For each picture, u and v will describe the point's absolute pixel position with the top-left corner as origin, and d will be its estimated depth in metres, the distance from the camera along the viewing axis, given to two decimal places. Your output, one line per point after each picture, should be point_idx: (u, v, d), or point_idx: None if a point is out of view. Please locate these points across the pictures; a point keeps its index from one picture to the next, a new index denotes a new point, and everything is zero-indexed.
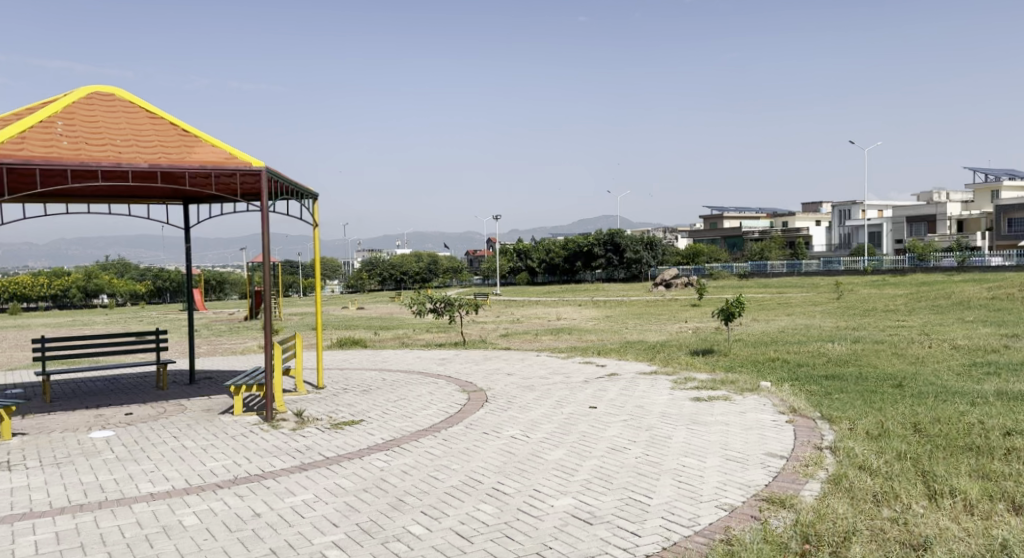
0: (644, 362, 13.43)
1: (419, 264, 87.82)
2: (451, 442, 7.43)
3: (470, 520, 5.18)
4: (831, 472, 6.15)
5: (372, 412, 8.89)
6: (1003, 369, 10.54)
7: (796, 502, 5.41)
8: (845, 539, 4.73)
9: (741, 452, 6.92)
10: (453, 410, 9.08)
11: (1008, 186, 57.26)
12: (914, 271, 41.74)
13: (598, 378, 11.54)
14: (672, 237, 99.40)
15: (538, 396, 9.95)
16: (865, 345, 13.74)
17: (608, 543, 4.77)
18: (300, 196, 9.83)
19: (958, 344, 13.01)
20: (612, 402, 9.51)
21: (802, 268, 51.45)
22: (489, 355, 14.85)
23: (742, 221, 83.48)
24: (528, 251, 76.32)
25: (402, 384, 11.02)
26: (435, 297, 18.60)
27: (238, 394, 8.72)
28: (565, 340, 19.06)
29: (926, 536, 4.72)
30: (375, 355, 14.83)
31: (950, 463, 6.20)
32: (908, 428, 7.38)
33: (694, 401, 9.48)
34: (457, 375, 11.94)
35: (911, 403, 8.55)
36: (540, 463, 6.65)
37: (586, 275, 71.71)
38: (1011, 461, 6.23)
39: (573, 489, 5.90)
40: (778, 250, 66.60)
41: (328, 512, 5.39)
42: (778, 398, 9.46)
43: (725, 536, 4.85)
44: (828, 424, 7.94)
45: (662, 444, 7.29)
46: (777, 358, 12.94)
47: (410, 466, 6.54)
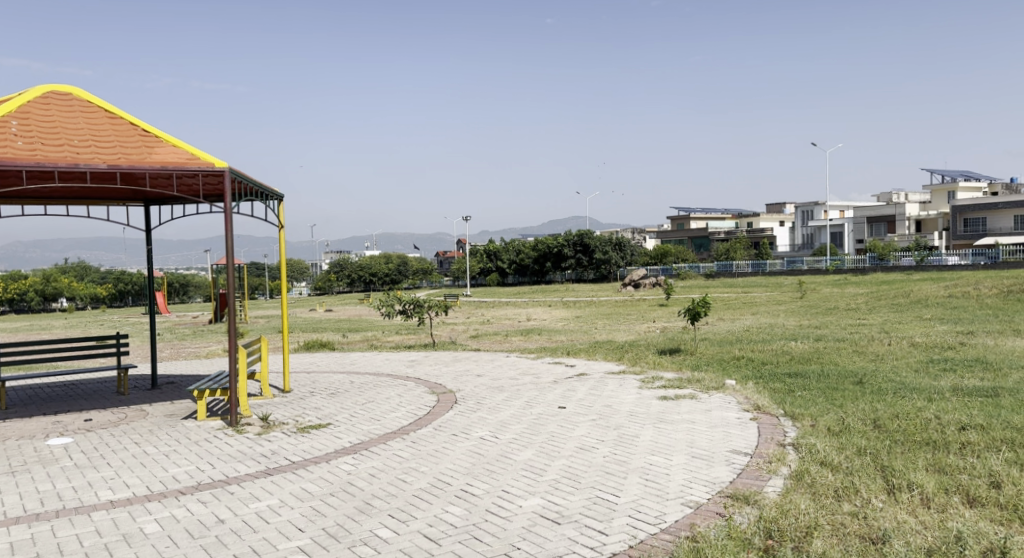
0: (612, 362, 13.54)
1: (389, 266, 87.33)
2: (420, 444, 7.41)
3: (438, 522, 5.16)
4: (793, 467, 6.28)
5: (340, 415, 8.81)
6: (959, 365, 10.81)
7: (759, 498, 5.51)
8: (807, 534, 4.83)
9: (706, 450, 7.01)
10: (422, 411, 9.05)
11: (964, 188, 58.96)
12: (874, 271, 42.76)
13: (567, 378, 11.60)
14: (640, 238, 100.39)
15: (508, 397, 9.97)
16: (828, 343, 14.03)
17: (575, 542, 4.80)
18: (265, 197, 9.69)
19: (916, 342, 13.36)
20: (581, 402, 9.56)
21: (766, 268, 52.29)
22: (456, 356, 14.82)
23: (708, 222, 84.70)
24: (498, 251, 76.73)
25: (371, 386, 10.94)
26: (404, 298, 18.45)
27: (202, 399, 8.57)
28: (535, 340, 19.21)
29: (885, 530, 4.84)
30: (344, 358, 14.69)
31: (907, 458, 6.37)
32: (868, 424, 7.56)
33: (662, 400, 9.57)
34: (426, 377, 11.88)
35: (873, 400, 8.73)
36: (509, 464, 6.66)
37: (556, 276, 72.10)
38: (966, 455, 6.41)
39: (542, 489, 5.92)
40: (744, 250, 67.56)
41: (293, 516, 5.33)
42: (746, 396, 9.56)
43: (690, 533, 4.92)
44: (793, 421, 8.07)
45: (629, 443, 7.35)
46: (742, 356, 13.15)
47: (379, 469, 6.51)
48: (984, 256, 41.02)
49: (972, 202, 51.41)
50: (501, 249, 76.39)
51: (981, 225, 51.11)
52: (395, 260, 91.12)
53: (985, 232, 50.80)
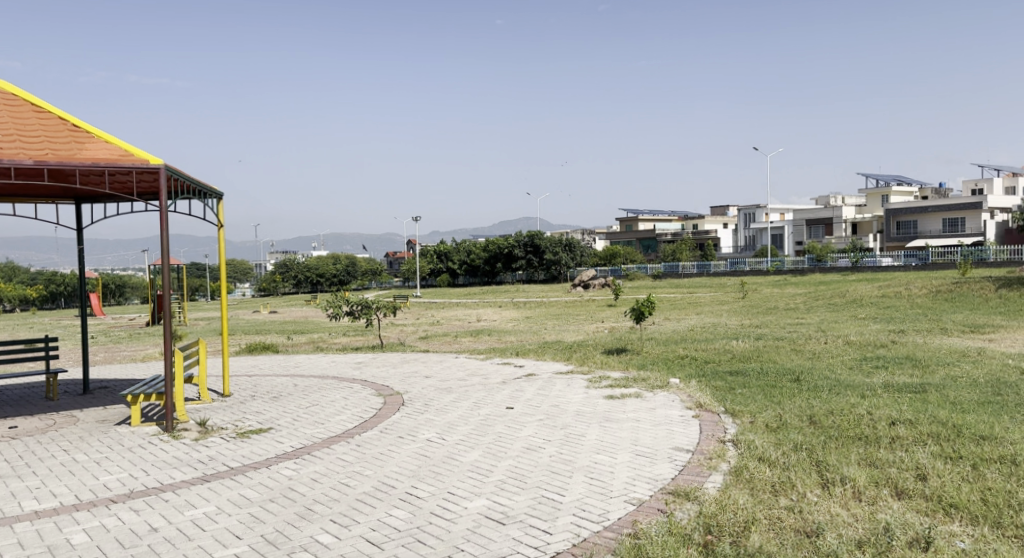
0: (560, 362, 13.64)
1: (337, 266, 86.09)
2: (365, 447, 7.30)
3: (381, 526, 5.10)
4: (733, 463, 6.43)
5: (282, 419, 8.63)
6: (890, 363, 11.25)
7: (700, 494, 5.62)
8: (745, 528, 4.95)
9: (650, 448, 7.12)
10: (368, 414, 8.93)
11: (896, 192, 61.51)
12: (813, 271, 44.24)
13: (515, 379, 11.65)
14: (590, 239, 101.57)
15: (455, 399, 9.92)
16: (767, 342, 14.44)
17: (519, 542, 4.80)
18: (204, 195, 9.43)
19: (850, 340, 13.86)
20: (528, 402, 9.58)
21: (711, 268, 53.47)
22: (405, 357, 14.69)
23: (656, 224, 86.27)
24: (449, 252, 76.74)
25: (315, 389, 10.75)
26: (351, 299, 18.08)
27: (136, 404, 8.28)
28: (486, 341, 19.31)
29: (819, 523, 4.98)
30: (287, 361, 14.40)
31: (840, 452, 6.60)
32: (804, 421, 7.79)
33: (608, 399, 9.70)
34: (373, 379, 11.74)
35: (809, 397, 9.00)
36: (455, 465, 6.62)
37: (506, 276, 72.23)
38: (895, 449, 6.67)
39: (487, 489, 5.91)
40: (689, 251, 69.05)
41: (231, 524, 5.19)
42: (689, 394, 9.75)
43: (632, 530, 4.98)
44: (733, 418, 8.27)
45: (575, 442, 7.40)
46: (686, 355, 13.45)
47: (321, 474, 6.40)
48: (915, 257, 42.89)
49: (904, 206, 53.71)
50: (452, 250, 76.31)
51: (912, 228, 53.39)
52: (343, 260, 89.89)
53: (915, 235, 53.15)
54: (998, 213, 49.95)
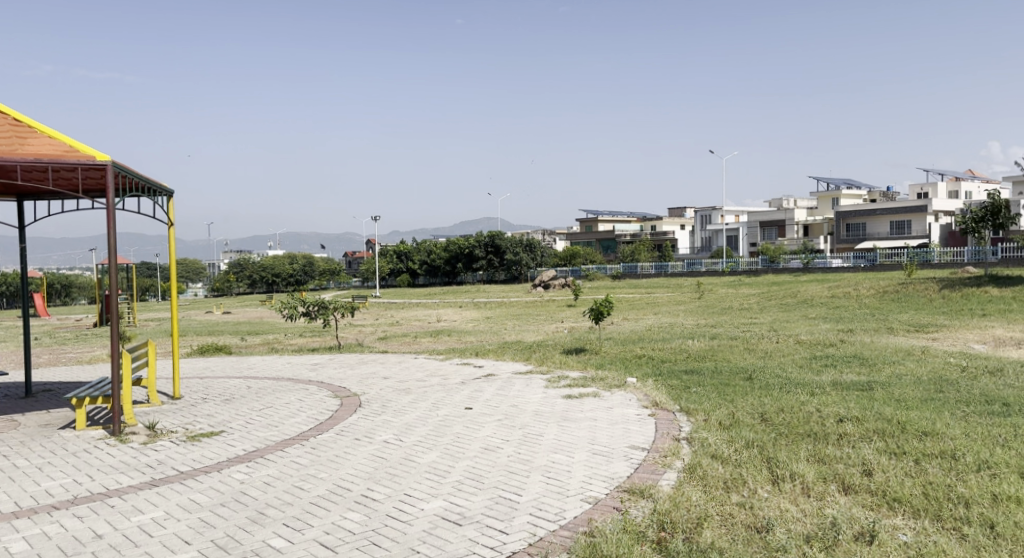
0: (519, 362, 13.69)
1: (293, 265, 84.69)
2: (320, 450, 7.21)
3: (335, 529, 5.05)
4: (687, 461, 6.54)
5: (235, 422, 8.45)
6: (839, 361, 11.57)
7: (655, 491, 5.70)
8: (698, 524, 5.04)
9: (607, 446, 7.19)
10: (323, 416, 8.82)
11: (846, 195, 63.33)
12: (767, 272, 45.20)
13: (474, 379, 11.65)
14: (550, 239, 102.15)
15: (414, 399, 9.86)
16: (721, 341, 14.71)
17: (475, 543, 4.80)
18: (153, 193, 9.19)
19: (801, 339, 14.22)
20: (487, 403, 9.56)
21: (669, 269, 54.26)
22: (363, 358, 14.56)
23: (614, 225, 87.20)
24: (409, 252, 76.39)
25: (269, 391, 10.57)
26: (307, 300, 17.78)
27: (81, 407, 8.03)
28: (445, 341, 19.24)
29: (769, 519, 5.10)
30: (241, 362, 14.13)
31: (790, 449, 6.76)
32: (755, 418, 7.97)
33: (566, 398, 9.77)
34: (329, 380, 11.59)
35: (761, 395, 9.21)
36: (412, 467, 6.58)
37: (467, 276, 72.10)
38: (843, 445, 6.86)
39: (444, 490, 5.91)
40: (648, 252, 69.91)
41: (180, 529, 5.07)
42: (645, 394, 9.88)
43: (588, 528, 5.02)
44: (687, 416, 8.40)
45: (533, 442, 7.43)
46: (643, 354, 13.63)
47: (274, 477, 6.29)
48: (863, 258, 44.15)
49: (852, 209, 55.35)
50: (412, 250, 75.95)
51: (861, 230, 55.06)
52: (300, 260, 88.58)
53: (864, 237, 54.95)
54: (942, 215, 51.54)
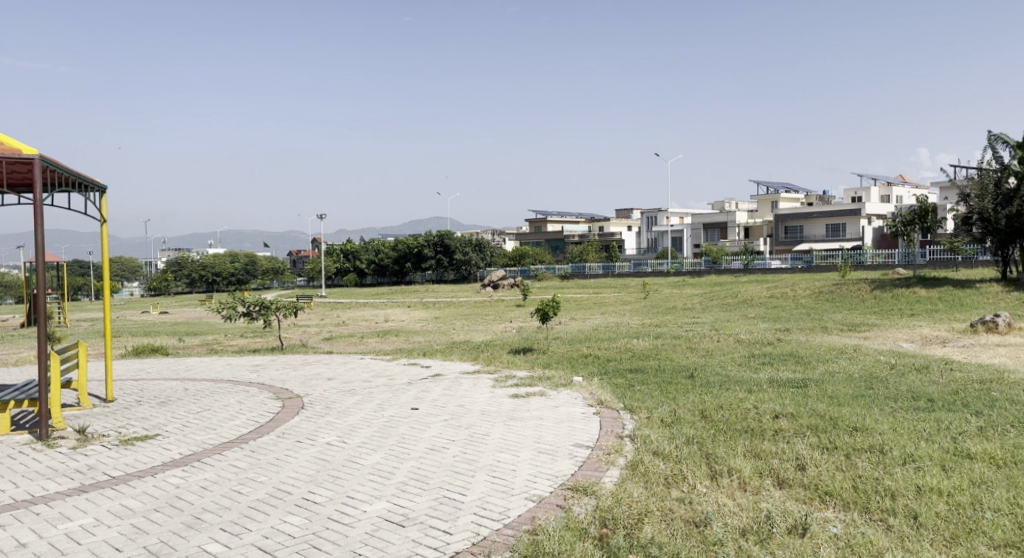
0: (467, 362, 13.68)
1: (236, 263, 82.59)
2: (260, 453, 7.06)
3: (274, 533, 4.96)
4: (629, 458, 6.65)
5: (171, 425, 8.20)
6: (775, 359, 11.93)
7: (597, 488, 5.79)
8: (639, 520, 5.13)
9: (552, 444, 7.26)
10: (264, 418, 8.64)
11: (785, 199, 65.49)
12: (709, 273, 46.32)
13: (421, 379, 11.59)
14: (499, 239, 102.51)
15: (358, 400, 9.75)
16: (665, 340, 15.02)
17: (418, 543, 4.79)
18: (85, 188, 8.85)
19: (741, 338, 14.64)
20: (434, 403, 9.52)
21: (616, 270, 55.04)
22: (307, 359, 14.32)
23: (563, 225, 88.05)
24: (356, 251, 75.65)
25: (208, 393, 10.29)
26: (248, 299, 17.36)
27: (5, 411, 7.66)
28: (392, 341, 19.12)
29: (707, 513, 5.23)
30: (178, 364, 13.70)
31: (728, 444, 6.95)
32: (696, 415, 8.15)
33: (513, 397, 9.81)
34: (271, 382, 11.36)
35: (702, 393, 9.42)
36: (355, 469, 6.51)
37: (415, 276, 71.61)
38: (777, 441, 7.09)
39: (388, 492, 5.86)
40: (596, 252, 70.74)
41: (110, 536, 4.90)
42: (591, 392, 9.97)
43: (531, 527, 5.05)
44: (631, 414, 8.54)
45: (479, 441, 7.44)
46: (588, 354, 13.79)
47: (211, 482, 6.13)
48: (801, 259, 45.61)
49: (791, 212, 57.10)
50: (359, 249, 75.12)
51: (799, 233, 56.86)
52: (243, 258, 86.45)
53: (801, 239, 56.77)
54: (875, 219, 53.67)
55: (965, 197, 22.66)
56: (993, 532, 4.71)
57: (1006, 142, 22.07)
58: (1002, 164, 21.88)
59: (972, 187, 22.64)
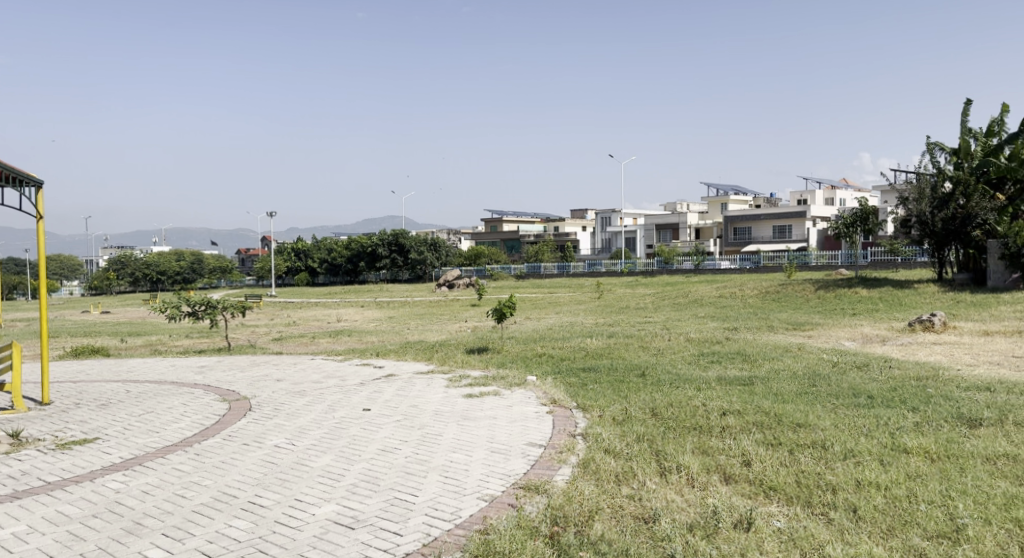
0: (421, 362, 13.59)
1: (182, 262, 80.41)
2: (205, 456, 6.88)
3: (219, 537, 4.84)
4: (581, 456, 6.70)
5: (111, 428, 7.94)
6: (724, 358, 12.18)
7: (549, 487, 5.81)
8: (589, 518, 5.18)
9: (505, 444, 7.26)
10: (210, 421, 8.44)
11: (734, 201, 67.05)
12: (661, 273, 47.11)
13: (374, 379, 11.46)
14: (455, 239, 102.38)
15: (308, 402, 9.59)
16: (618, 339, 15.19)
17: (368, 546, 4.74)
18: (20, 183, 8.50)
19: (691, 336, 14.91)
20: (386, 403, 9.44)
21: (571, 270, 55.40)
22: (255, 360, 14.02)
23: (519, 225, 88.36)
24: (309, 250, 74.52)
25: (151, 395, 10.00)
26: (194, 298, 16.89)
27: None
28: (345, 341, 18.88)
29: (656, 509, 5.31)
30: (119, 365, 13.24)
31: (677, 442, 7.07)
32: (647, 413, 8.27)
33: (467, 397, 9.78)
34: (218, 383, 11.08)
35: (653, 390, 9.56)
36: (304, 471, 6.40)
37: (369, 276, 70.87)
38: (725, 437, 7.24)
39: (337, 494, 5.78)
40: (551, 252, 71.10)
41: (45, 543, 4.71)
42: (544, 392, 10.00)
43: (482, 526, 5.05)
44: (584, 413, 8.61)
45: (432, 442, 7.40)
46: (542, 353, 13.85)
47: (153, 486, 5.95)
48: (749, 260, 46.69)
49: (740, 213, 58.44)
50: (312, 249, 74.00)
51: (747, 234, 58.24)
52: (190, 257, 84.14)
53: (750, 240, 58.16)
54: (820, 221, 55.32)
55: (903, 200, 23.33)
56: (926, 523, 4.90)
57: (943, 148, 23.00)
58: (938, 169, 22.80)
59: (909, 190, 23.28)
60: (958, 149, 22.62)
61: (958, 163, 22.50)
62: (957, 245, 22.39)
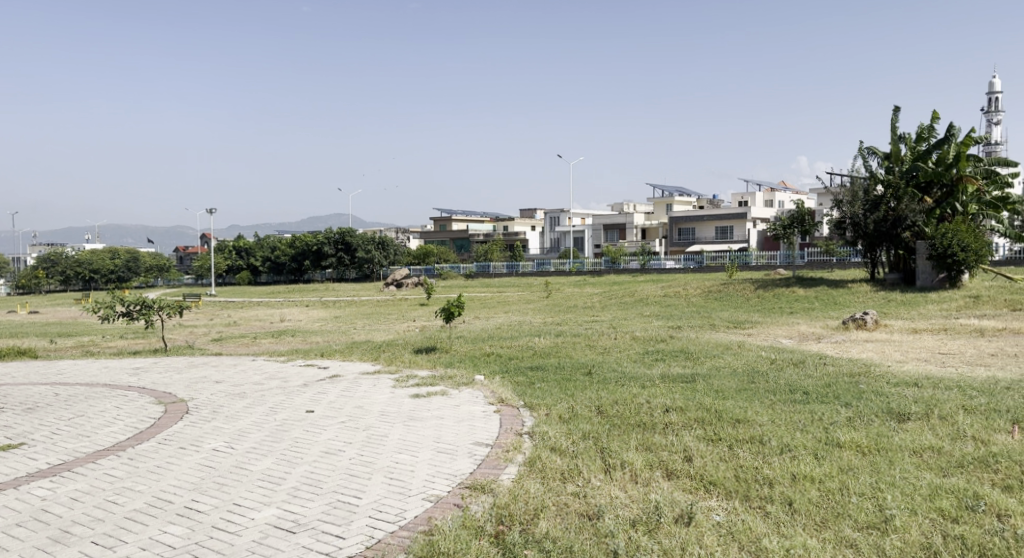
0: (367, 362, 13.43)
1: (117, 259, 77.73)
2: (139, 460, 6.65)
3: (153, 544, 4.68)
4: (527, 454, 6.72)
5: (37, 434, 7.59)
6: (668, 355, 12.43)
7: (495, 486, 5.81)
8: (534, 516, 5.21)
9: (451, 444, 7.22)
10: (144, 424, 8.15)
11: (679, 202, 68.49)
12: (608, 272, 47.76)
13: (318, 380, 11.27)
14: (404, 237, 101.68)
15: (249, 404, 9.36)
16: (565, 338, 15.31)
17: (309, 549, 4.65)
18: None
19: (636, 335, 15.14)
20: (331, 404, 9.30)
21: (520, 269, 55.59)
22: (193, 361, 13.62)
23: (468, 225, 88.35)
24: (251, 248, 72.89)
25: (82, 398, 9.60)
26: (128, 298, 16.32)
27: None
28: (289, 341, 18.53)
29: (599, 506, 5.36)
30: (48, 367, 12.66)
31: (622, 439, 7.16)
32: (592, 411, 8.36)
33: (413, 397, 9.71)
34: (153, 385, 10.71)
35: (599, 388, 9.68)
36: (244, 475, 6.24)
37: (315, 275, 69.68)
38: (668, 434, 7.37)
39: (278, 498, 5.66)
40: (500, 251, 71.20)
41: None
42: (492, 391, 10.00)
43: (427, 527, 5.02)
44: (531, 411, 8.65)
45: (377, 443, 7.32)
46: (490, 352, 13.87)
47: (83, 492, 5.72)
48: (693, 259, 47.72)
49: (684, 214, 59.74)
50: (254, 246, 72.46)
51: (691, 234, 59.56)
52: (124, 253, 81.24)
53: (693, 241, 59.50)
54: (760, 222, 56.95)
55: (838, 203, 24.22)
56: (856, 515, 5.09)
57: (875, 153, 23.93)
58: (870, 172, 23.71)
59: (843, 193, 24.17)
60: (889, 153, 23.59)
61: (889, 167, 23.42)
62: (888, 246, 23.30)
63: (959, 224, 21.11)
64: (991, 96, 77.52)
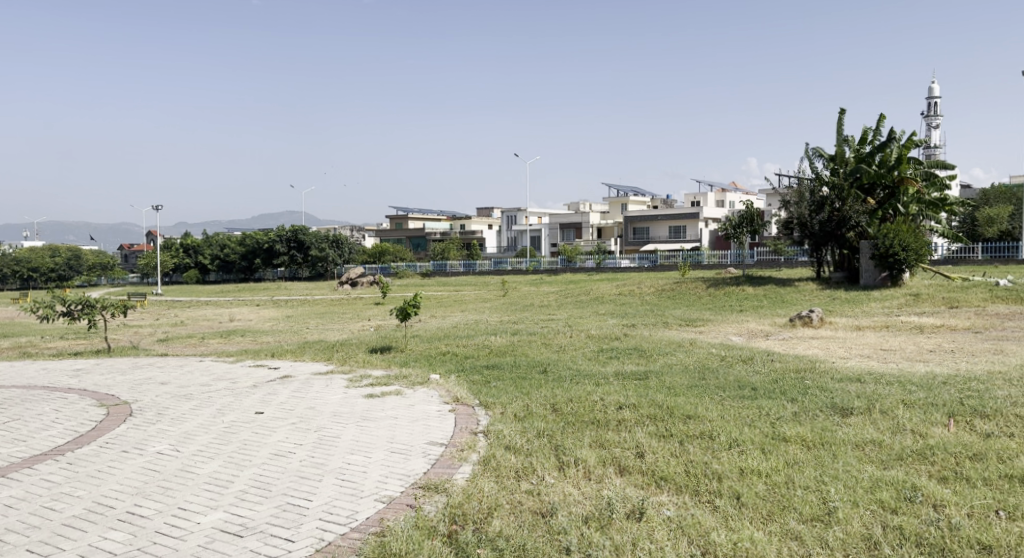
0: (320, 362, 13.24)
1: (58, 258, 75.09)
2: (78, 465, 6.41)
3: (93, 551, 4.53)
4: (481, 453, 6.71)
5: None
6: (622, 353, 12.55)
7: (448, 486, 5.78)
8: (488, 515, 5.21)
9: (405, 444, 7.16)
10: (85, 427, 7.88)
11: (634, 201, 69.31)
12: (563, 271, 48.07)
13: (269, 381, 11.05)
14: (359, 235, 100.61)
15: (196, 406, 9.12)
16: (521, 336, 15.33)
17: (257, 553, 4.56)
18: None
19: (591, 333, 15.27)
20: (281, 406, 9.11)
21: (476, 268, 55.47)
22: (139, 362, 13.21)
23: (425, 223, 87.89)
24: (199, 246, 71.13)
25: (17, 401, 9.23)
26: (69, 298, 15.75)
27: None
28: (239, 341, 18.14)
29: (552, 503, 5.39)
30: None
31: (576, 436, 7.21)
32: (547, 409, 8.39)
33: (367, 397, 9.60)
34: (95, 387, 10.36)
35: (554, 386, 9.73)
36: (190, 478, 6.09)
37: (266, 273, 67.90)
38: (621, 430, 7.46)
39: (225, 501, 5.53)
40: (457, 249, 70.95)
41: None
42: (446, 390, 9.95)
43: (378, 528, 4.96)
44: (485, 410, 8.64)
45: (329, 444, 7.22)
46: (446, 351, 13.82)
47: (18, 499, 5.49)
48: (648, 258, 48.36)
49: (639, 213, 60.46)
50: (203, 244, 70.79)
51: (645, 234, 60.32)
52: (66, 251, 78.46)
53: (648, 240, 60.29)
54: (712, 222, 57.99)
55: (786, 204, 24.83)
56: (801, 508, 5.22)
57: (820, 155, 24.59)
58: (817, 173, 24.36)
59: (791, 194, 24.79)
60: (834, 155, 24.26)
61: (834, 168, 24.09)
62: (834, 245, 23.98)
63: (900, 225, 21.86)
64: (931, 101, 80.41)
